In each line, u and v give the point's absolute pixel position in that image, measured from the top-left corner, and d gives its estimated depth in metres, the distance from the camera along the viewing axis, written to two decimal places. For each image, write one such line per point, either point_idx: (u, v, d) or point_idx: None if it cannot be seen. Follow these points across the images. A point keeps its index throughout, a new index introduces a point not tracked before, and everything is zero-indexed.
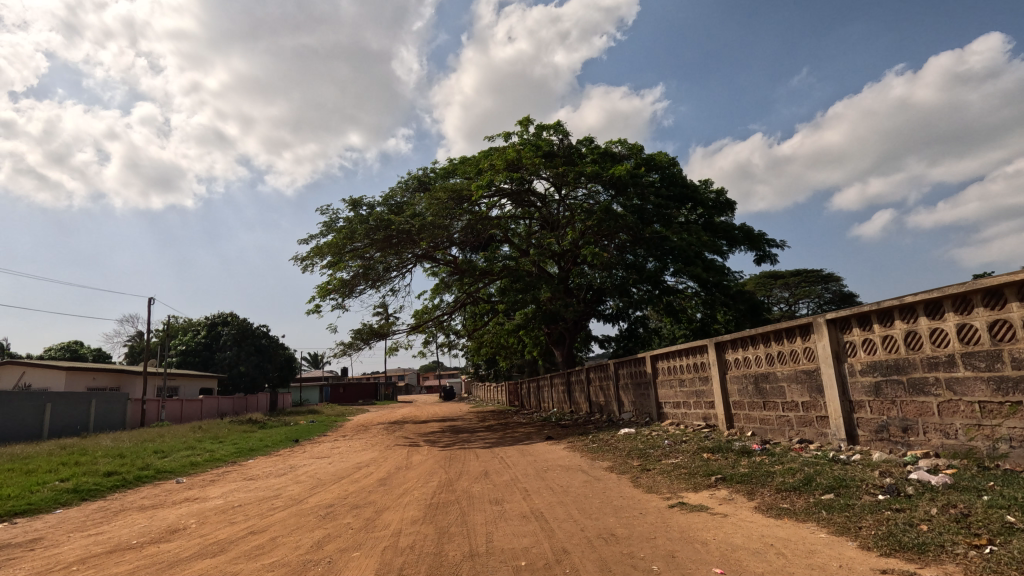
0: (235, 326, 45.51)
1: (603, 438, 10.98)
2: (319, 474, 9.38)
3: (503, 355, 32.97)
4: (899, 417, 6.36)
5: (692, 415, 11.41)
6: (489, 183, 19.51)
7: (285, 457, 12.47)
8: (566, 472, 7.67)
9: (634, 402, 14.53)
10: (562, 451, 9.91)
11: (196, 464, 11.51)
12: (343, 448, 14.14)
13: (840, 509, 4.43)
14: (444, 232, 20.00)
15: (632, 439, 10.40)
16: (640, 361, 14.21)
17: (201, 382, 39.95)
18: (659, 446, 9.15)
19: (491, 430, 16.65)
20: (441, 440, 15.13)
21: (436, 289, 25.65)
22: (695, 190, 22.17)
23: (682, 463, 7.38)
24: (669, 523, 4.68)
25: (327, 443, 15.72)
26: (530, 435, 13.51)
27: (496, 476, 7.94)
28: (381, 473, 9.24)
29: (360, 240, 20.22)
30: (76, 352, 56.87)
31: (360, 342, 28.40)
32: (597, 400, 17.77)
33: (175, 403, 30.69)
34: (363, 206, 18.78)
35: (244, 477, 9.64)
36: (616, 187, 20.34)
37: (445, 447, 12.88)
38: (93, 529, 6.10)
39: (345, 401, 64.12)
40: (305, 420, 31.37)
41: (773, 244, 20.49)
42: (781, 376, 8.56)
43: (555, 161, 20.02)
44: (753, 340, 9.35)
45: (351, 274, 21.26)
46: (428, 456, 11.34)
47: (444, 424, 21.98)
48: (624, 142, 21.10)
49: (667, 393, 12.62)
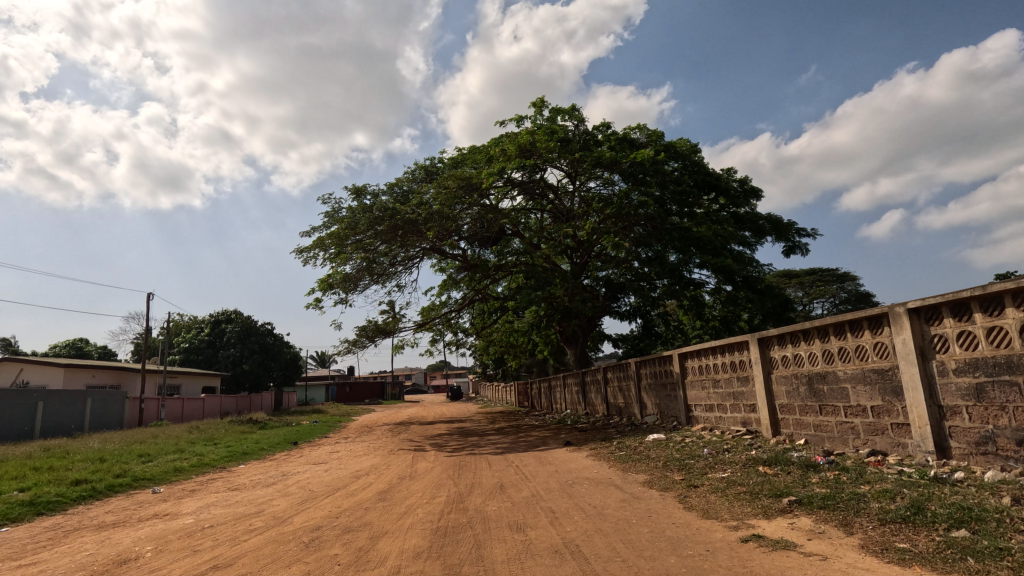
0: (238, 323, 44.61)
1: (630, 444, 9.84)
2: (311, 485, 8.29)
3: (513, 354, 31.88)
4: (1011, 427, 5.22)
5: (728, 419, 10.24)
6: (500, 170, 18.43)
7: (279, 463, 11.40)
8: (597, 488, 6.54)
9: (659, 404, 13.35)
10: (586, 460, 8.76)
11: (179, 471, 10.44)
12: (343, 453, 13.05)
13: (991, 555, 3.27)
14: (452, 223, 18.95)
15: (663, 447, 9.24)
16: (665, 359, 13.06)
17: (203, 380, 39.11)
18: (698, 455, 7.99)
19: (501, 433, 15.54)
20: (448, 443, 14.05)
21: (443, 285, 24.62)
22: (719, 178, 20.97)
23: (736, 478, 6.21)
24: (753, 569, 3.53)
25: (326, 447, 14.63)
26: (545, 440, 12.38)
27: (514, 491, 6.84)
28: (382, 484, 8.14)
29: (364, 231, 19.16)
30: (82, 350, 56.31)
31: (364, 340, 27.37)
32: (616, 402, 16.61)
33: (175, 402, 29.81)
34: (367, 195, 17.70)
35: (228, 488, 8.57)
36: (636, 175, 19.23)
37: (454, 453, 11.76)
38: (28, 559, 5.04)
39: (351, 400, 63.37)
40: (308, 420, 30.37)
41: (804, 233, 19.22)
42: (843, 375, 7.39)
43: (570, 148, 18.94)
44: (806, 335, 8.16)
45: (355, 268, 20.20)
46: (435, 464, 10.24)
47: (451, 426, 20.95)
48: (643, 128, 20.00)
49: (698, 395, 11.46)
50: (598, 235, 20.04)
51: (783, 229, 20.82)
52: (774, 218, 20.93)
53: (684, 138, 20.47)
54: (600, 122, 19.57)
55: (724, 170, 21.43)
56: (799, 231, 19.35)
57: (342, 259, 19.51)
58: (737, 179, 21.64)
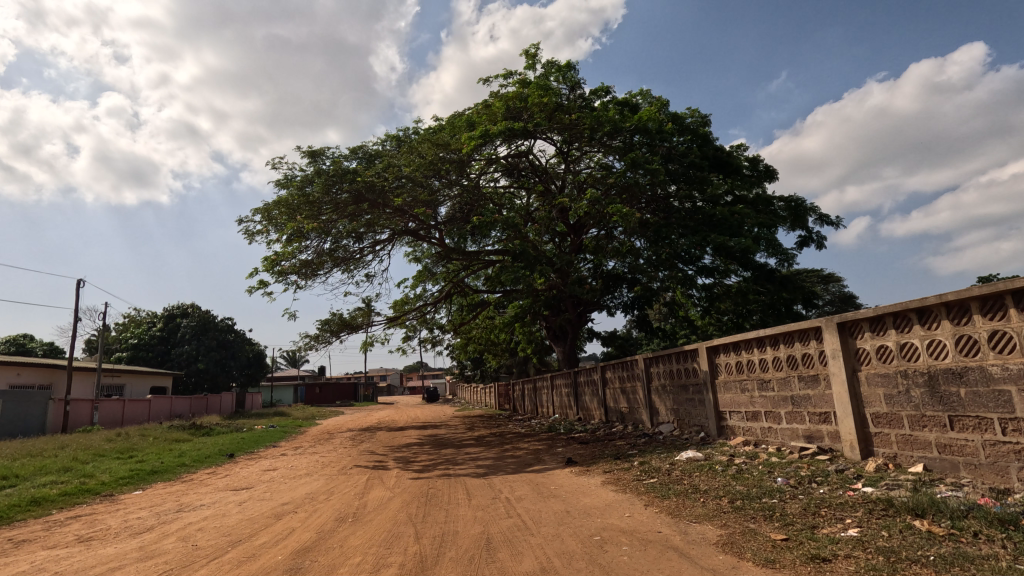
0: (195, 317, 41.19)
1: (660, 467, 7.32)
2: (198, 537, 5.49)
3: (492, 354, 29.27)
4: None
5: (784, 433, 7.86)
6: (484, 135, 15.78)
7: (188, 490, 8.57)
8: (651, 558, 3.94)
9: (676, 410, 10.89)
10: (608, 493, 6.17)
11: (38, 503, 7.55)
12: (281, 471, 10.25)
13: None
14: (427, 195, 16.25)
15: (711, 472, 6.72)
16: (686, 356, 10.62)
17: (152, 380, 35.50)
18: (776, 489, 5.46)
19: (481, 444, 12.95)
20: (416, 458, 11.40)
21: (418, 276, 21.88)
22: (731, 155, 18.59)
23: (888, 546, 3.66)
24: None
25: (266, 461, 11.85)
26: (538, 456, 9.80)
27: (510, 561, 4.16)
28: (307, 535, 5.40)
29: (322, 205, 16.30)
30: (25, 347, 51.66)
31: (328, 335, 24.50)
32: (617, 407, 14.11)
33: (112, 404, 26.36)
34: (324, 158, 14.84)
35: (76, 539, 5.72)
36: (640, 141, 16.91)
37: (422, 474, 9.08)
38: None
39: (318, 403, 60.01)
40: (264, 425, 27.13)
41: (826, 219, 16.14)
42: (1000, 374, 4.94)
43: (566, 115, 16.60)
44: (922, 315, 5.70)
45: (313, 251, 17.40)
46: (394, 492, 7.56)
47: (423, 433, 18.22)
48: (646, 93, 17.57)
49: (734, 399, 9.08)
50: (597, 211, 17.47)
51: (801, 215, 18.26)
52: (792, 203, 18.40)
53: (691, 109, 18.17)
54: (599, 86, 17.24)
55: (733, 147, 18.91)
56: (821, 217, 16.24)
57: (297, 238, 16.59)
58: (748, 159, 19.03)
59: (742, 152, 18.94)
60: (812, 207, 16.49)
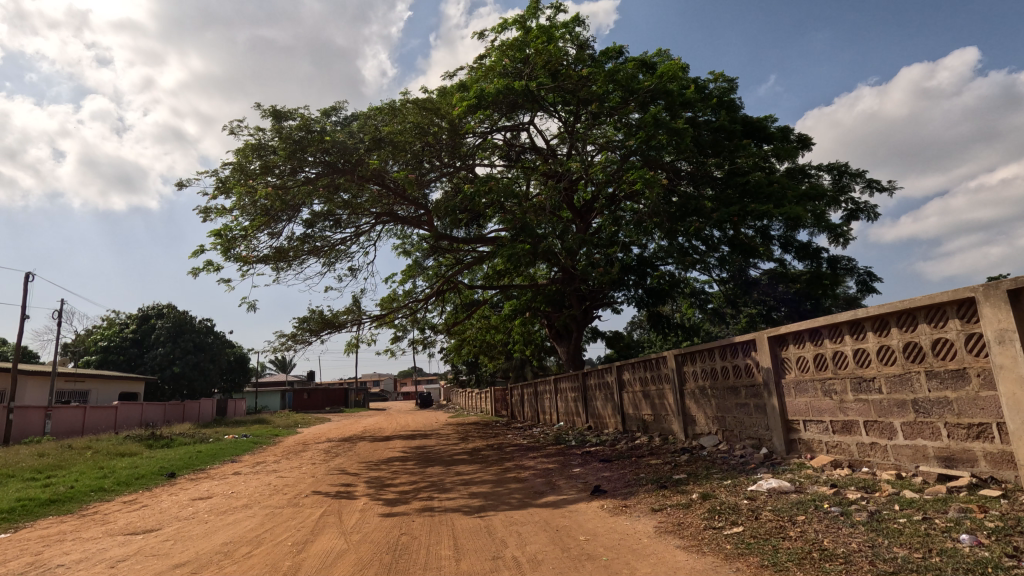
0: (170, 319, 38.62)
1: (736, 504, 5.04)
2: None
3: (488, 357, 26.98)
4: None
5: (898, 452, 5.65)
6: (479, 97, 13.57)
7: (71, 532, 6.21)
8: None
9: (722, 419, 8.66)
10: (677, 557, 3.89)
11: None
12: (218, 499, 7.92)
13: None
14: (411, 167, 13.95)
15: (825, 516, 4.43)
16: (735, 351, 8.38)
17: (122, 386, 32.94)
18: (985, 561, 3.16)
19: (476, 461, 10.67)
20: (396, 480, 9.09)
21: (408, 270, 19.55)
22: (761, 123, 16.42)
23: None
24: None
25: (208, 484, 9.50)
26: (552, 479, 7.59)
27: None
28: None
29: (287, 180, 13.96)
30: None
31: (307, 334, 22.14)
32: (638, 415, 11.86)
33: (69, 411, 23.87)
34: (289, 118, 12.59)
35: None
36: (664, 101, 14.64)
37: (396, 507, 6.74)
38: None
39: (307, 410, 57.53)
40: (239, 434, 24.73)
41: (877, 187, 13.96)
42: None
43: (570, 77, 14.37)
44: None
45: (282, 235, 15.11)
46: (351, 542, 5.19)
47: (410, 445, 15.91)
48: (664, 53, 15.33)
49: (810, 405, 6.86)
50: (613, 185, 15.18)
51: (844, 187, 16.05)
52: (833, 173, 16.16)
53: (715, 74, 15.96)
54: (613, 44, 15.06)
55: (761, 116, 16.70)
56: (870, 184, 14.02)
57: (262, 220, 14.26)
58: (778, 129, 16.77)
59: (772, 121, 16.70)
60: (859, 173, 14.29)
